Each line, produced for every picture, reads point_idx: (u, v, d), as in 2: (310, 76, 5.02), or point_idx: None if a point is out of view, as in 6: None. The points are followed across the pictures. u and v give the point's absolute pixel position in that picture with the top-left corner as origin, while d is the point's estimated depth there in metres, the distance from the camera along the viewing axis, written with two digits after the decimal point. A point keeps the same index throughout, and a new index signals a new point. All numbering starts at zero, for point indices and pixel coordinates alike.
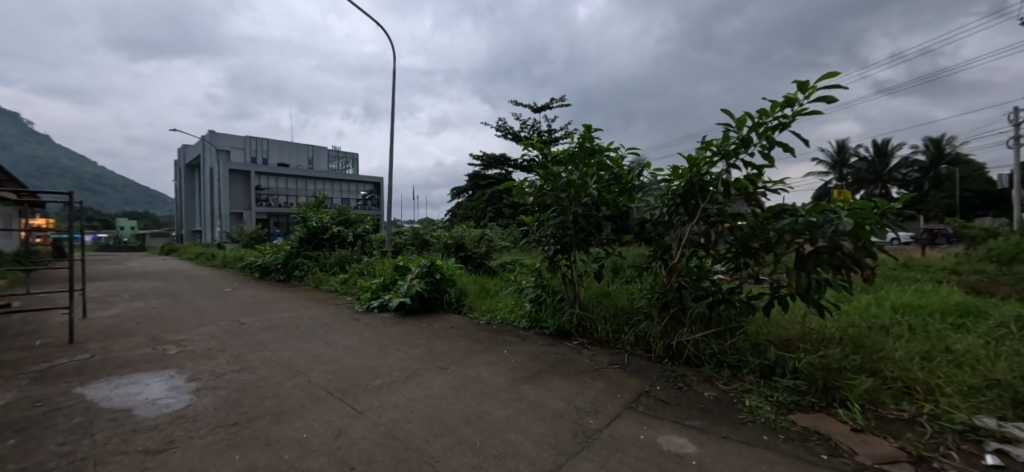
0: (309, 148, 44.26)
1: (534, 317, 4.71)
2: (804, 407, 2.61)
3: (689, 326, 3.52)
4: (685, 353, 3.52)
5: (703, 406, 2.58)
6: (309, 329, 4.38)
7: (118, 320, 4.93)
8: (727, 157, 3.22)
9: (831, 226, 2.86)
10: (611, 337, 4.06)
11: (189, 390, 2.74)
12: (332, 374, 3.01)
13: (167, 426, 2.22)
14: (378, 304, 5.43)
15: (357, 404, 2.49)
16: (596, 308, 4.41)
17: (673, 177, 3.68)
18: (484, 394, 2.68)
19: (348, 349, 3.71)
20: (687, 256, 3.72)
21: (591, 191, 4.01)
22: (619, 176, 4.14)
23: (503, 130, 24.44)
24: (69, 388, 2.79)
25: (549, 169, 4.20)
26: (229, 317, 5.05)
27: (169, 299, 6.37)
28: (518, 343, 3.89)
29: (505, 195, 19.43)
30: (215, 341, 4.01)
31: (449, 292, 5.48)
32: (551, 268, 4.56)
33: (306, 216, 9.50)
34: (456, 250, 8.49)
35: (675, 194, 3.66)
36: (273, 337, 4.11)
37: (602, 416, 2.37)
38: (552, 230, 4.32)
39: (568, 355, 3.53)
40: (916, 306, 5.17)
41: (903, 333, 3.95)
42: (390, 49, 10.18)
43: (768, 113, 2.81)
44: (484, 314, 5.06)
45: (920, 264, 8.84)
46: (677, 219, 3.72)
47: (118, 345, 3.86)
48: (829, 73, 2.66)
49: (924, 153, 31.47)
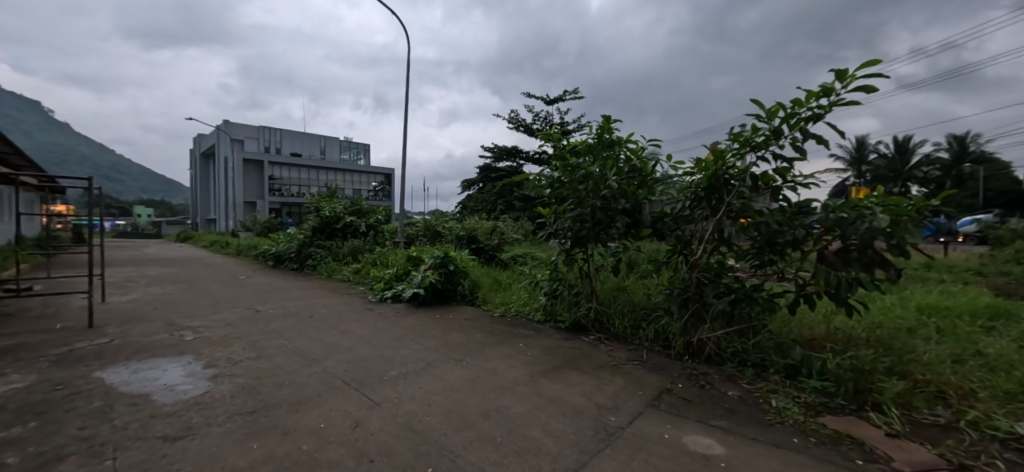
0: (321, 139, 44.64)
1: (549, 311, 4.58)
2: (833, 410, 2.48)
3: (711, 324, 3.40)
4: (705, 351, 3.38)
5: (728, 405, 2.49)
6: (324, 318, 4.37)
7: (135, 305, 4.99)
8: (757, 148, 3.09)
9: (863, 223, 2.81)
10: (629, 333, 3.93)
11: (206, 376, 2.74)
12: (347, 364, 2.98)
13: (185, 413, 2.22)
14: (391, 295, 5.41)
15: (373, 395, 2.46)
16: (613, 303, 4.29)
17: (696, 170, 3.64)
18: (501, 388, 2.63)
19: (363, 338, 3.69)
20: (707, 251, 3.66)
21: (611, 183, 3.94)
22: (638, 169, 4.09)
23: (515, 122, 24.35)
24: (88, 372, 2.81)
25: (567, 161, 4.15)
26: (245, 304, 5.06)
27: (185, 286, 6.44)
28: (532, 336, 3.83)
29: (515, 187, 19.25)
30: (230, 327, 4.01)
31: (463, 283, 5.44)
32: (568, 261, 4.45)
33: (319, 205, 9.58)
34: (468, 241, 8.40)
35: (699, 188, 3.59)
36: (287, 325, 4.11)
37: (623, 414, 2.31)
38: (570, 222, 4.25)
39: (585, 350, 3.46)
40: (943, 307, 5.00)
41: (933, 335, 3.81)
42: (405, 40, 10.23)
43: (801, 104, 2.69)
44: (499, 306, 4.98)
45: (942, 265, 8.58)
46: (699, 213, 3.70)
47: (136, 330, 3.90)
48: (870, 61, 2.53)
49: (948, 151, 30.48)
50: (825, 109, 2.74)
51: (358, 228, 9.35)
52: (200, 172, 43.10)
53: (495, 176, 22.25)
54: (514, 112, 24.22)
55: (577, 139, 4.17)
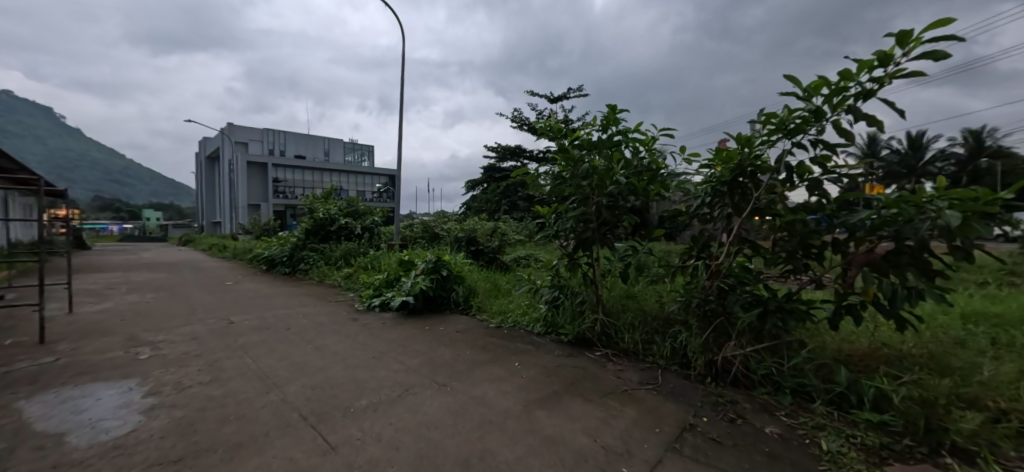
0: (326, 141, 44.66)
1: (550, 322, 4.03)
2: (900, 455, 1.99)
3: (737, 340, 2.89)
4: (732, 372, 2.86)
5: (767, 448, 2.01)
6: (301, 331, 3.94)
7: (103, 316, 4.61)
8: (794, 133, 2.59)
9: (925, 222, 2.34)
10: (641, 349, 3.36)
11: (142, 408, 2.32)
12: (311, 391, 2.54)
13: (95, 462, 1.80)
14: (379, 303, 4.98)
15: (331, 435, 2.02)
16: (622, 314, 3.73)
17: (716, 161, 3.19)
18: (488, 424, 2.18)
19: (339, 355, 3.26)
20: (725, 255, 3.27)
21: (618, 178, 3.50)
22: (649, 163, 3.65)
23: (518, 121, 23.91)
24: (8, 402, 2.40)
25: (569, 154, 3.70)
26: (221, 314, 4.67)
27: (165, 293, 6.08)
28: (530, 352, 3.37)
29: (519, 187, 18.77)
30: (194, 343, 3.60)
31: (457, 290, 5.00)
32: (570, 265, 3.87)
33: (313, 207, 9.25)
34: (467, 243, 7.97)
35: (722, 182, 3.11)
36: (258, 339, 3.70)
37: (638, 462, 1.84)
38: (572, 222, 3.79)
39: (590, 370, 2.99)
40: (994, 315, 4.46)
41: (993, 349, 3.29)
42: (402, 36, 9.90)
43: (853, 76, 2.20)
44: (495, 316, 4.50)
45: (975, 265, 7.97)
46: (722, 211, 3.24)
47: (91, 346, 3.51)
48: (942, 19, 2.04)
49: (966, 146, 29.47)
50: (881, 83, 2.25)
51: (353, 230, 9.02)
52: (205, 175, 43.22)
53: (498, 177, 21.86)
54: (518, 111, 23.78)
55: (580, 130, 3.75)
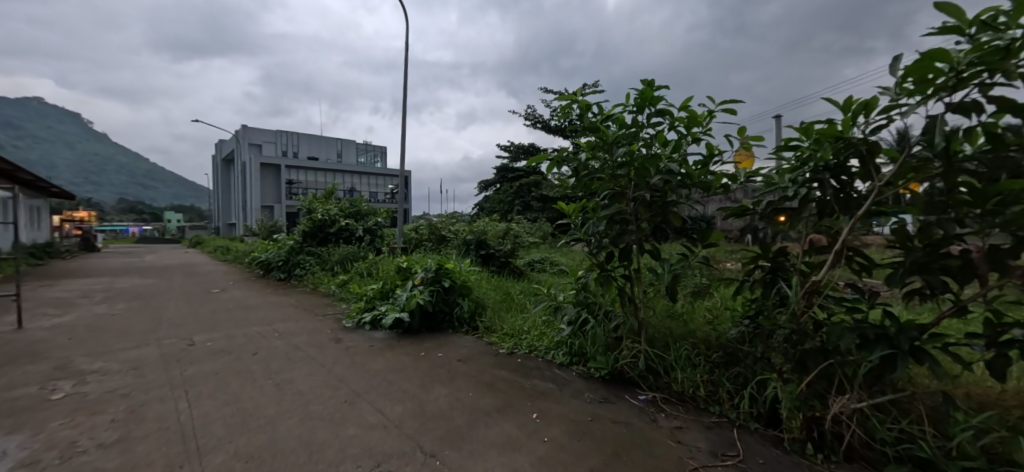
0: (339, 143, 44.62)
1: (575, 349, 3.20)
2: None
3: (851, 392, 2.03)
4: (846, 439, 2.00)
5: None
6: (267, 359, 3.20)
7: (53, 333, 3.97)
8: (954, 89, 1.72)
9: None
10: (701, 393, 2.51)
11: None
12: (242, 465, 1.78)
13: None
14: (370, 319, 4.23)
15: None
16: (671, 343, 2.89)
17: (804, 141, 2.35)
18: None
19: (301, 397, 2.49)
20: (819, 267, 2.40)
21: (667, 166, 2.68)
22: (703, 146, 2.82)
23: (532, 118, 23.05)
24: None
25: (599, 138, 2.87)
26: (185, 333, 3.98)
27: (139, 303, 5.46)
28: (553, 397, 2.55)
29: (533, 187, 17.84)
30: (133, 374, 2.89)
31: (461, 304, 4.22)
32: (601, 279, 2.98)
33: (312, 207, 8.63)
34: (476, 246, 7.17)
35: (820, 168, 2.25)
36: (211, 370, 2.97)
37: None
38: (604, 223, 2.94)
39: (637, 429, 2.16)
40: None
41: None
42: (405, 23, 9.16)
43: None
44: (506, 337, 3.69)
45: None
46: (816, 208, 2.38)
47: (6, 377, 2.83)
48: None
49: None
50: None
51: (354, 232, 8.36)
52: (221, 177, 43.64)
53: (512, 177, 21.06)
54: (531, 108, 22.92)
55: (614, 108, 2.88)
